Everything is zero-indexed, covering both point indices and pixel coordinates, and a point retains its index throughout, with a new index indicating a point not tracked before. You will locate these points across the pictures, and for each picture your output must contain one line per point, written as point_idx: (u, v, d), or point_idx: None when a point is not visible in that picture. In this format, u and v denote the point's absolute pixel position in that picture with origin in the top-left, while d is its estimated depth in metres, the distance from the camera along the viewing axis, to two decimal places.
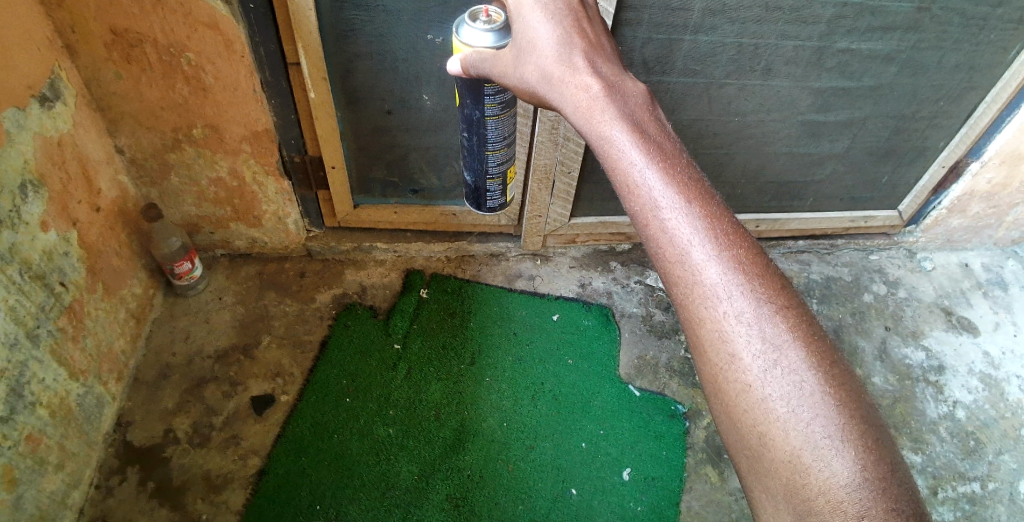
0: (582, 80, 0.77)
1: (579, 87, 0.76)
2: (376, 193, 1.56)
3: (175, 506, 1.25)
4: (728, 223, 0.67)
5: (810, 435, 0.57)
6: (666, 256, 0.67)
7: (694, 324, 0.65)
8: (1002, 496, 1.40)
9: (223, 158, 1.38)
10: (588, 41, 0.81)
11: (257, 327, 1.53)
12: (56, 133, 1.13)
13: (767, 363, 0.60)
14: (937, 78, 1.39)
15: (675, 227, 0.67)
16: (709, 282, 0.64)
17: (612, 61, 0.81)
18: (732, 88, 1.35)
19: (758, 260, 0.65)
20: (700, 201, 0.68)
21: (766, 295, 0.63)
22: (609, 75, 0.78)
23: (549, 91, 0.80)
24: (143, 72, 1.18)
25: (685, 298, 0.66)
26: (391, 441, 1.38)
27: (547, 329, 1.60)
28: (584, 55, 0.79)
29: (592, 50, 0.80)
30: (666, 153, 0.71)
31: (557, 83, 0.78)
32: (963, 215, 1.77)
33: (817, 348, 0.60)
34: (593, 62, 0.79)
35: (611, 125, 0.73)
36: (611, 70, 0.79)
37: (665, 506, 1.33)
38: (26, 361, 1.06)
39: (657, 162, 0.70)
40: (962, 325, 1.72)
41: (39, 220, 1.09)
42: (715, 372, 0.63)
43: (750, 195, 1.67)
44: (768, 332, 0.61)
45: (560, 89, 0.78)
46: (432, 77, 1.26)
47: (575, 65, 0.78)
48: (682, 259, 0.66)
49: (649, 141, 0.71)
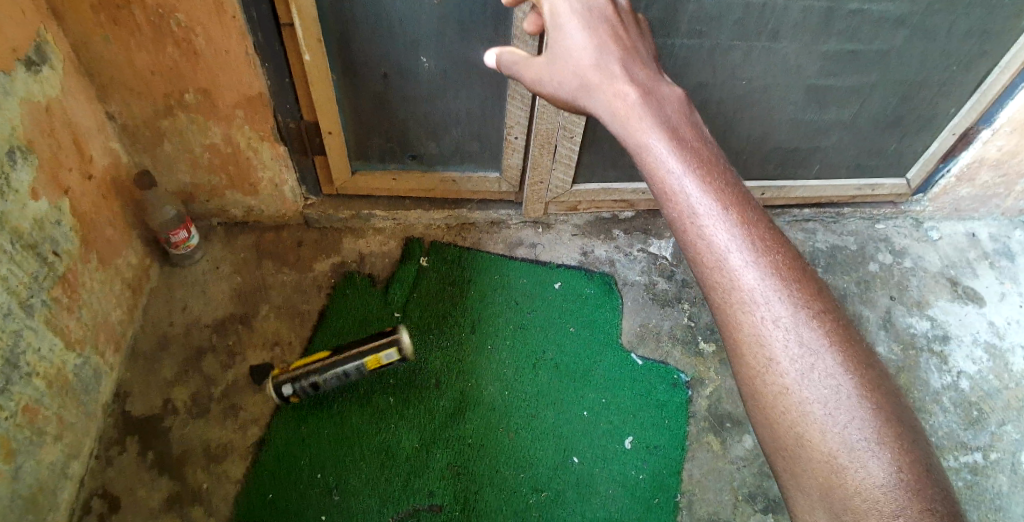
0: (618, 86, 0.74)
1: (615, 94, 0.74)
2: (374, 160, 1.52)
3: (177, 477, 1.25)
4: (765, 227, 0.64)
5: (847, 437, 0.56)
6: (702, 261, 0.65)
7: (732, 332, 0.63)
8: (1005, 466, 1.41)
9: (216, 124, 1.34)
10: (624, 46, 0.79)
11: (255, 296, 1.51)
12: (43, 99, 1.09)
13: (803, 367, 0.59)
14: (950, 43, 1.34)
15: (712, 234, 0.64)
16: (747, 293, 0.62)
17: (647, 65, 0.79)
18: (739, 52, 1.30)
19: (793, 263, 0.63)
20: (737, 205, 0.65)
21: (804, 300, 0.61)
22: (644, 79, 0.75)
23: (585, 97, 0.78)
24: (132, 35, 1.13)
25: (722, 303, 0.64)
26: (395, 413, 1.37)
27: (548, 296, 1.58)
28: (620, 61, 0.77)
29: (628, 56, 0.78)
30: (702, 157, 0.68)
31: (593, 90, 0.76)
32: (971, 184, 1.74)
33: (852, 352, 0.60)
34: (629, 67, 0.77)
35: (648, 132, 0.69)
36: (646, 74, 0.77)
37: (666, 474, 1.34)
38: (20, 331, 1.04)
39: (695, 167, 0.66)
40: (968, 295, 1.70)
41: (29, 188, 1.06)
42: (752, 375, 0.62)
43: (755, 162, 1.63)
44: (806, 337, 0.60)
45: (596, 94, 0.76)
46: (430, 41, 1.21)
47: (610, 71, 0.76)
48: (718, 267, 0.64)
49: (686, 146, 0.68)
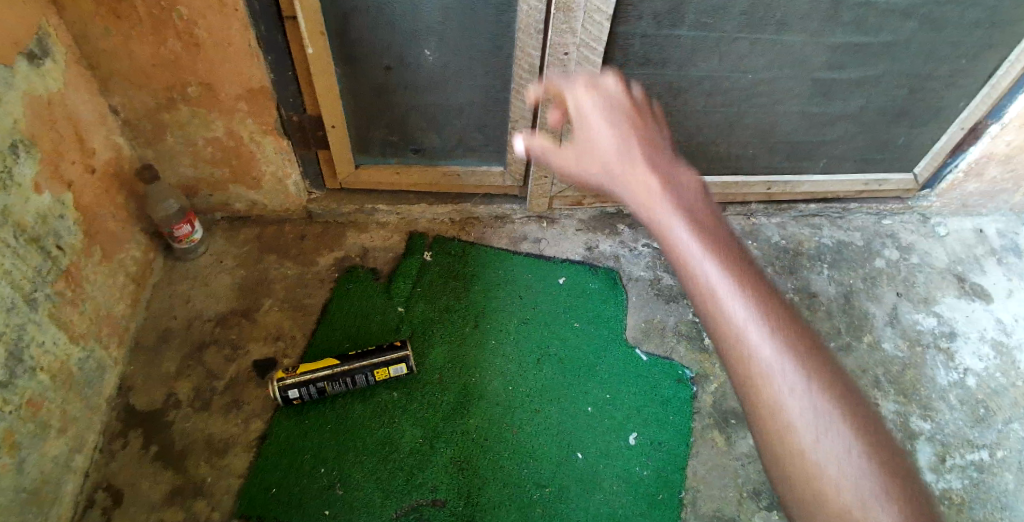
0: (638, 169, 0.74)
1: (636, 176, 0.74)
2: (377, 154, 1.51)
3: (180, 470, 1.25)
4: (779, 302, 0.63)
5: (867, 503, 0.54)
6: (719, 331, 0.63)
7: (752, 406, 0.61)
8: (1011, 464, 1.40)
9: (219, 117, 1.33)
10: (644, 129, 0.79)
11: (257, 290, 1.51)
12: (45, 92, 1.08)
13: (821, 434, 0.57)
14: (959, 35, 1.33)
15: (729, 305, 0.62)
16: (766, 368, 0.60)
17: (666, 148, 0.79)
18: (745, 44, 1.28)
19: (806, 335, 0.62)
20: (753, 280, 0.64)
21: (818, 370, 0.60)
22: (663, 163, 0.75)
23: (608, 179, 0.78)
24: (134, 27, 1.12)
25: (741, 371, 0.62)
26: (397, 407, 1.37)
27: (552, 291, 1.58)
28: (639, 143, 0.77)
29: (647, 138, 0.78)
30: (719, 235, 0.67)
31: (615, 172, 0.76)
32: (979, 179, 1.72)
33: (866, 422, 0.58)
34: (650, 150, 0.76)
35: (665, 210, 0.69)
36: (665, 157, 0.76)
37: (670, 470, 1.34)
38: (23, 325, 1.04)
39: (712, 245, 0.65)
40: (975, 291, 1.69)
41: (32, 181, 1.05)
42: (772, 441, 0.60)
43: (760, 156, 1.61)
44: (822, 404, 0.58)
45: (619, 178, 0.76)
46: (433, 32, 1.20)
47: (631, 154, 0.76)
48: (736, 342, 0.62)
49: (702, 224, 0.67)
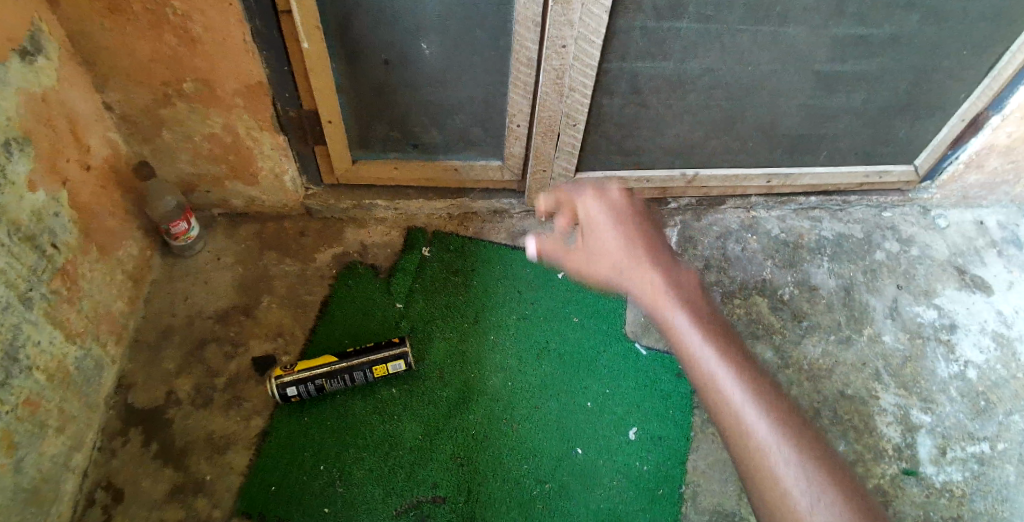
0: (646, 271, 0.82)
1: (644, 278, 0.82)
2: (375, 149, 1.50)
3: (180, 468, 1.25)
4: (770, 393, 0.74)
5: None
6: (720, 413, 0.74)
7: (750, 477, 0.71)
8: (1011, 456, 1.40)
9: (216, 113, 1.32)
10: (649, 238, 0.87)
11: (257, 287, 1.50)
12: (39, 89, 1.07)
13: (817, 504, 0.66)
14: (961, 25, 1.32)
15: (731, 393, 0.73)
16: (763, 445, 0.70)
17: (670, 255, 0.87)
18: (746, 36, 1.27)
19: (795, 420, 0.73)
20: (750, 373, 0.75)
21: (806, 450, 0.70)
22: (669, 266, 0.84)
23: (614, 279, 0.84)
24: (129, 23, 1.11)
25: (740, 447, 0.72)
26: (397, 403, 1.37)
27: (552, 286, 1.57)
28: (646, 249, 0.85)
29: (653, 246, 0.86)
30: (720, 335, 0.78)
31: (624, 272, 0.83)
32: (980, 171, 1.71)
33: (853, 496, 0.67)
34: (656, 255, 0.85)
35: (674, 312, 0.79)
36: (672, 262, 0.85)
37: (671, 465, 1.33)
38: (19, 324, 1.03)
39: (713, 343, 0.77)
40: (975, 283, 1.68)
41: (25, 179, 1.04)
42: (772, 511, 0.68)
43: (761, 149, 1.60)
44: (812, 476, 0.68)
45: (626, 278, 0.83)
46: (432, 27, 1.19)
47: (637, 257, 0.84)
48: (736, 421, 0.72)
49: (706, 325, 0.78)
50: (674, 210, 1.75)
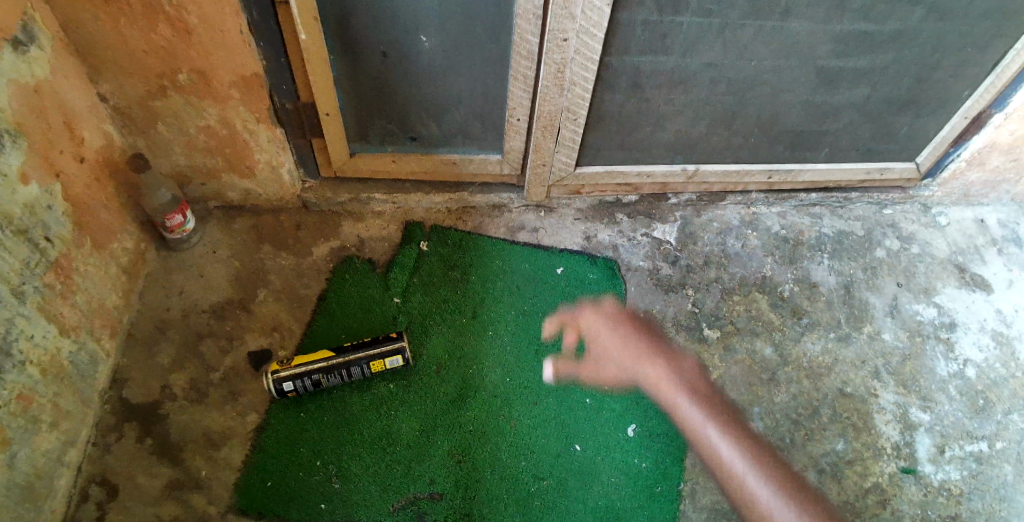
0: (656, 372, 1.38)
1: (657, 375, 1.37)
2: (372, 142, 1.48)
3: (176, 464, 1.25)
4: (737, 428, 1.29)
5: None
6: (708, 453, 1.23)
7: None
8: (1009, 455, 1.40)
9: (211, 105, 1.31)
10: (648, 334, 1.48)
11: (253, 281, 1.49)
12: (31, 80, 1.05)
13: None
14: (965, 22, 1.30)
15: (710, 435, 1.25)
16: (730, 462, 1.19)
17: (670, 349, 1.47)
18: (748, 31, 1.25)
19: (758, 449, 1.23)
20: (720, 415, 1.31)
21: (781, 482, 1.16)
22: (672, 360, 1.43)
23: (631, 371, 1.40)
24: (122, 13, 1.09)
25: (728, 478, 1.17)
26: (394, 399, 1.36)
27: (551, 281, 1.56)
28: (652, 350, 1.44)
29: (647, 337, 1.48)
30: (703, 393, 1.36)
31: (637, 365, 1.39)
32: (982, 168, 1.70)
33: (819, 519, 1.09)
34: (661, 359, 1.42)
35: (677, 390, 1.35)
36: (674, 356, 1.45)
37: (670, 462, 1.33)
38: (12, 318, 1.02)
39: (692, 395, 1.34)
40: (975, 282, 1.68)
41: (18, 171, 1.03)
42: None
43: (762, 146, 1.59)
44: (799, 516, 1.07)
45: (643, 370, 1.38)
46: (430, 19, 1.17)
47: (647, 357, 1.41)
48: (723, 467, 1.20)
49: (689, 383, 1.38)
50: (674, 205, 1.74)
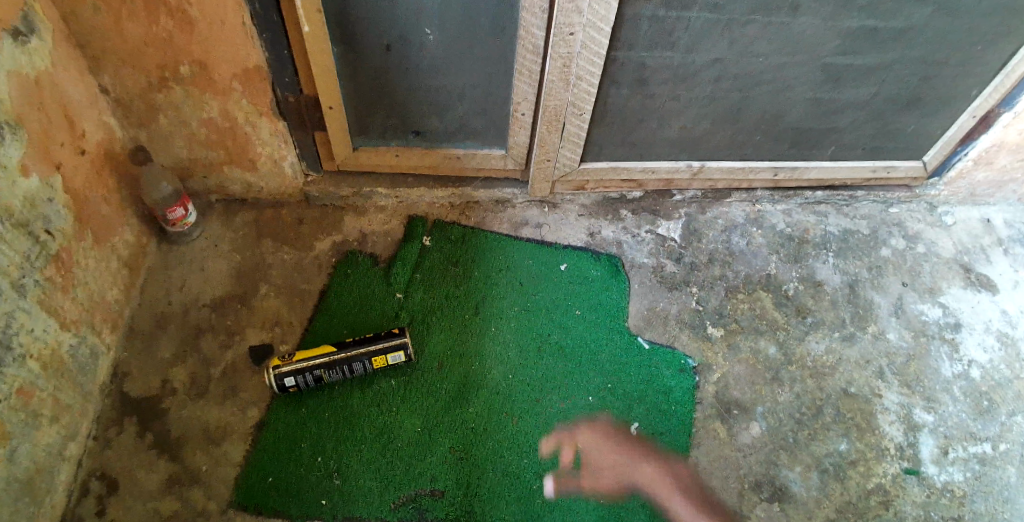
0: (651, 473, 1.32)
1: (648, 473, 1.32)
2: (375, 136, 1.47)
3: (176, 459, 1.24)
4: None
5: None
6: None
7: None
8: (1013, 457, 1.39)
9: (213, 98, 1.29)
10: (639, 439, 1.35)
11: (254, 276, 1.48)
12: (32, 71, 1.04)
13: None
14: (975, 19, 1.29)
15: None
16: None
17: (661, 453, 1.34)
18: (756, 27, 1.24)
19: None
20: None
21: None
22: (666, 467, 1.32)
23: (630, 480, 1.30)
24: (123, 3, 1.08)
25: None
26: (396, 396, 1.35)
27: (554, 278, 1.55)
28: (645, 455, 1.33)
29: (641, 443, 1.35)
30: (703, 502, 1.29)
31: (639, 480, 1.30)
32: (989, 168, 1.69)
33: None
34: (656, 465, 1.32)
35: (675, 502, 1.28)
36: (666, 461, 1.33)
37: (673, 461, 1.33)
38: (12, 312, 1.02)
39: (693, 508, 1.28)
40: (981, 282, 1.66)
41: (18, 164, 1.02)
42: None
43: (767, 143, 1.58)
44: None
45: (641, 483, 1.30)
46: (434, 11, 1.15)
47: (641, 463, 1.32)
48: None
49: (688, 494, 1.29)
50: (678, 202, 1.73)
